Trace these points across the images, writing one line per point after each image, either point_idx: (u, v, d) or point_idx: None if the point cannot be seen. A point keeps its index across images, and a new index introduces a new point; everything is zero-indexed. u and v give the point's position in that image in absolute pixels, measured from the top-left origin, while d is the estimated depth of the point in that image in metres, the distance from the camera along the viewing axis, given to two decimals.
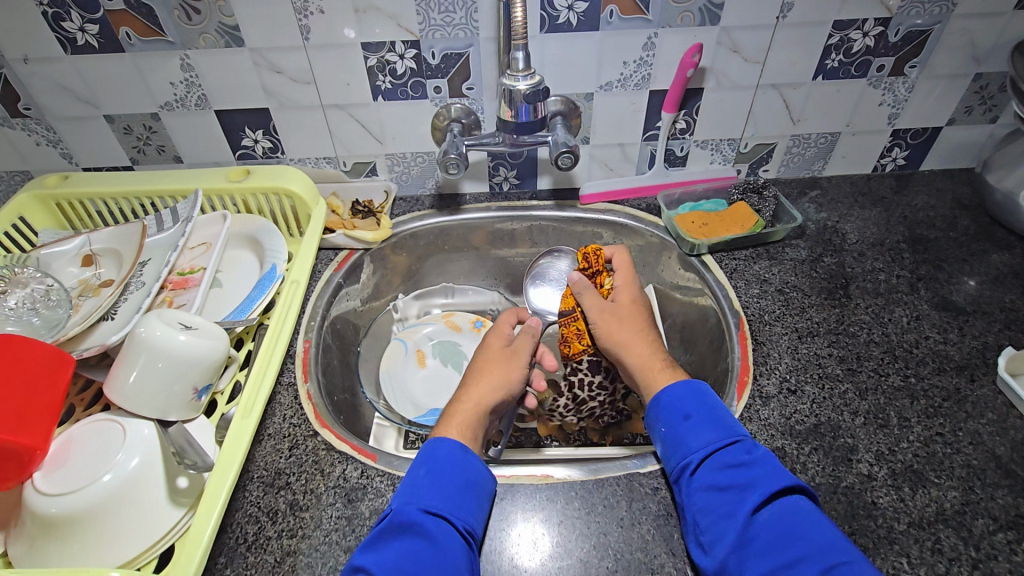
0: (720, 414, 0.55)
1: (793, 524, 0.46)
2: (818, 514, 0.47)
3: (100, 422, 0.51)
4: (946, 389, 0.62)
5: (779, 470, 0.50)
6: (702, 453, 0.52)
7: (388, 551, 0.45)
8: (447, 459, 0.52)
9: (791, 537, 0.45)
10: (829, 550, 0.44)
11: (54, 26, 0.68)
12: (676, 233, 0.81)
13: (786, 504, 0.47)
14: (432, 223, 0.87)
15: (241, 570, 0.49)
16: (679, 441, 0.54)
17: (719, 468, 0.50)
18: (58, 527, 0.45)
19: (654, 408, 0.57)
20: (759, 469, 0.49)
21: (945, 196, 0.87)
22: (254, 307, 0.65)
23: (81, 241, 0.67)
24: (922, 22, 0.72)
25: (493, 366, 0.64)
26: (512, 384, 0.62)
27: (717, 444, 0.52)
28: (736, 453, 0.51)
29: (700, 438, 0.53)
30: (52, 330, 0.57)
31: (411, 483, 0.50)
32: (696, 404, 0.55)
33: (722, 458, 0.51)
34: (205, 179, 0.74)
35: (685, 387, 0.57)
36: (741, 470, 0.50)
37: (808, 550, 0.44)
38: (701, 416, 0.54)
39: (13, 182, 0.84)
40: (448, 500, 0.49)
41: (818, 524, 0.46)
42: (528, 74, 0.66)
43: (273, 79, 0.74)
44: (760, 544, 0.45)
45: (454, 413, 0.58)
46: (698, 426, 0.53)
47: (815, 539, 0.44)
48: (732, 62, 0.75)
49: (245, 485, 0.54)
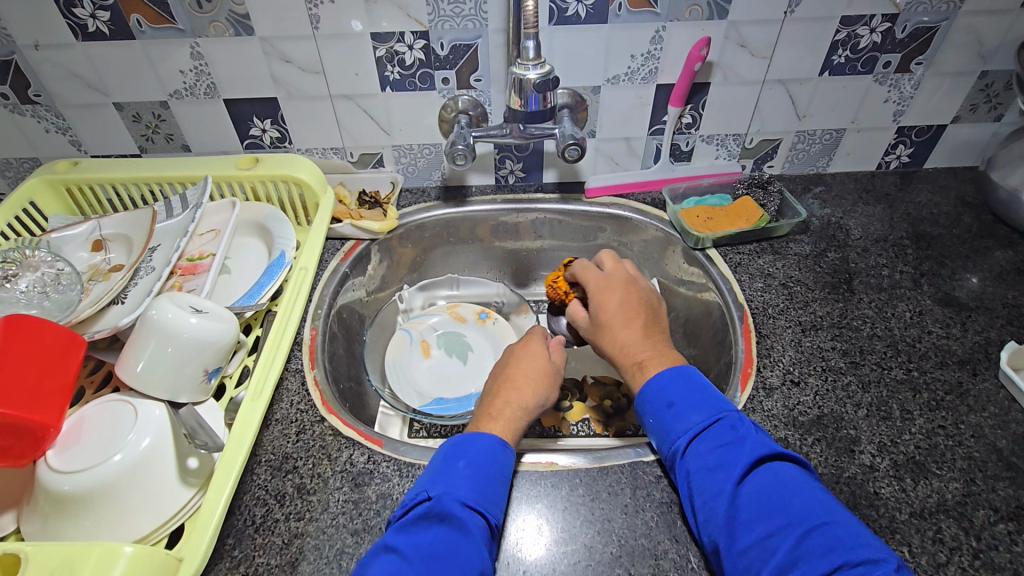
0: (705, 395, 0.55)
1: (775, 494, 0.46)
2: (801, 481, 0.47)
3: (111, 403, 0.51)
4: (949, 383, 0.63)
5: (763, 444, 0.50)
6: (687, 437, 0.52)
7: (424, 535, 0.45)
8: (486, 452, 0.51)
9: (774, 506, 0.45)
10: (809, 515, 0.44)
11: (66, 12, 0.68)
12: (681, 226, 0.82)
13: (769, 475, 0.48)
14: (438, 214, 0.87)
15: (249, 551, 0.49)
16: (666, 428, 0.54)
17: (706, 449, 0.51)
18: (72, 504, 0.45)
19: (640, 399, 0.57)
20: (743, 446, 0.50)
21: (949, 193, 0.87)
22: (263, 293, 0.65)
23: (91, 226, 0.68)
24: (928, 19, 0.73)
25: (536, 371, 0.62)
26: (535, 394, 0.60)
27: (701, 426, 0.52)
28: (721, 433, 0.51)
29: (684, 422, 0.53)
30: (64, 312, 0.57)
31: (448, 472, 0.50)
32: (680, 388, 0.55)
33: (709, 440, 0.51)
34: (215, 166, 0.74)
35: (670, 372, 0.57)
36: (726, 450, 0.50)
37: (789, 519, 0.44)
38: (685, 401, 0.54)
39: (22, 169, 0.85)
40: (483, 493, 0.49)
41: (800, 491, 0.46)
42: (538, 64, 0.66)
43: (282, 68, 0.75)
44: (746, 517, 0.46)
45: (499, 410, 0.57)
46: (682, 411, 0.54)
47: (799, 507, 0.45)
48: (739, 56, 0.76)
49: (253, 469, 0.55)
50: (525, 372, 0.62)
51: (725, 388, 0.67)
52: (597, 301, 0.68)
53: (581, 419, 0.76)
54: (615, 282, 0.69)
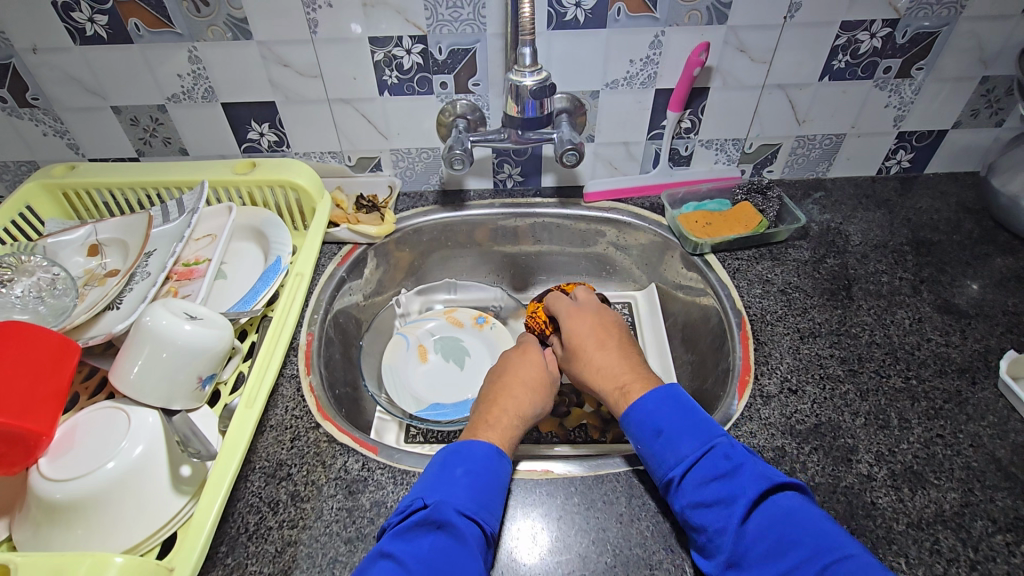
0: (694, 423, 0.54)
1: (783, 529, 0.46)
2: (803, 509, 0.47)
3: (105, 410, 0.51)
4: (947, 391, 0.62)
5: (759, 474, 0.49)
6: (681, 467, 0.51)
7: (422, 542, 0.45)
8: (484, 461, 0.51)
9: (784, 542, 0.45)
10: (821, 549, 0.44)
11: (64, 16, 0.68)
12: (679, 231, 0.81)
13: (771, 508, 0.47)
14: (435, 218, 0.87)
15: (242, 559, 0.49)
16: (658, 459, 0.53)
17: (702, 481, 0.50)
18: (64, 512, 0.45)
19: (628, 427, 0.56)
20: (740, 477, 0.49)
21: (949, 199, 0.87)
22: (258, 298, 0.65)
23: (87, 230, 0.68)
24: (929, 24, 0.72)
25: (532, 382, 0.62)
26: (528, 404, 0.60)
27: (694, 456, 0.51)
28: (716, 461, 0.50)
29: (676, 451, 0.52)
30: (58, 318, 0.57)
31: (446, 480, 0.49)
32: (667, 417, 0.54)
33: (704, 470, 0.50)
34: (212, 171, 0.74)
35: (652, 399, 0.56)
36: (723, 481, 0.49)
37: (803, 555, 0.44)
38: (673, 429, 0.53)
39: (20, 172, 0.85)
40: (480, 503, 0.49)
41: (805, 522, 0.46)
42: (535, 70, 0.66)
43: (280, 72, 0.75)
44: (757, 557, 0.45)
45: (496, 418, 0.57)
46: (672, 440, 0.53)
47: (807, 540, 0.44)
48: (738, 61, 0.75)
49: (247, 476, 0.55)
50: (522, 381, 0.62)
51: (723, 396, 0.67)
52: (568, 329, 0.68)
53: (579, 425, 0.76)
54: (584, 309, 0.70)
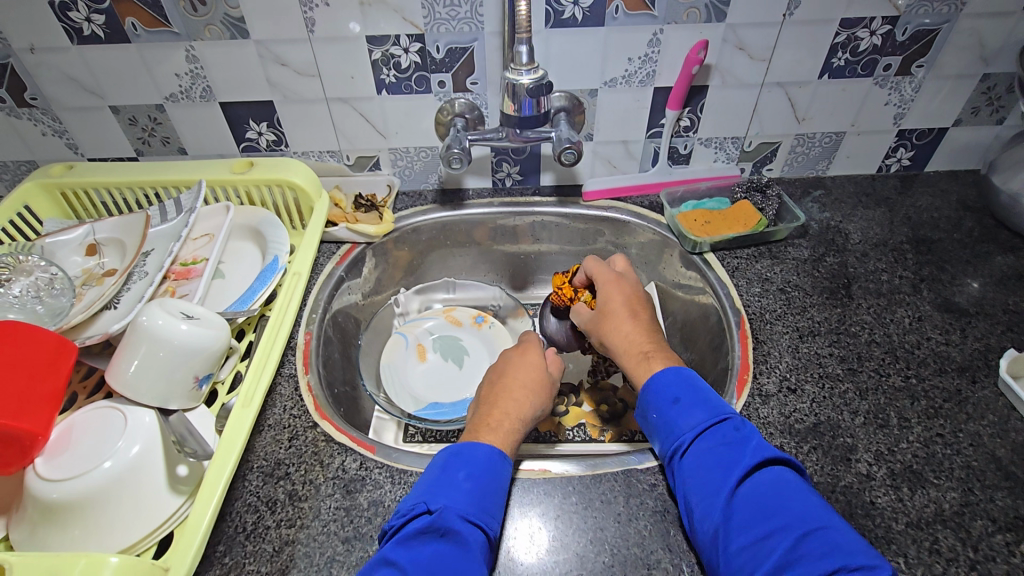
0: (710, 394, 0.55)
1: (773, 498, 0.46)
2: (798, 484, 0.47)
3: (101, 410, 0.51)
4: (947, 390, 0.62)
5: (766, 447, 0.50)
6: (691, 435, 0.52)
7: (423, 551, 0.45)
8: (487, 464, 0.51)
9: (771, 509, 0.45)
10: (806, 518, 0.44)
11: (61, 16, 0.68)
12: (678, 230, 0.81)
13: (767, 477, 0.47)
14: (434, 218, 0.87)
15: (239, 559, 0.49)
16: (669, 426, 0.54)
17: (708, 447, 0.50)
18: (59, 513, 0.45)
19: (643, 393, 0.57)
20: (746, 447, 0.50)
21: (950, 197, 0.86)
22: (256, 298, 0.65)
23: (85, 230, 0.68)
24: (929, 21, 0.72)
25: (533, 382, 0.62)
26: (529, 406, 0.59)
27: (705, 423, 0.52)
28: (724, 431, 0.51)
29: (688, 419, 0.53)
30: (56, 318, 0.57)
31: (450, 484, 0.49)
32: (685, 386, 0.55)
33: (712, 437, 0.51)
34: (209, 170, 0.74)
35: (673, 372, 0.56)
36: (727, 447, 0.50)
37: (785, 521, 0.44)
38: (690, 399, 0.54)
39: (19, 172, 0.85)
40: (483, 508, 0.49)
41: (795, 494, 0.46)
42: (531, 68, 0.66)
43: (278, 71, 0.75)
44: (741, 519, 0.46)
45: (498, 422, 0.56)
46: (687, 407, 0.53)
47: (794, 509, 0.45)
48: (737, 59, 0.75)
49: (244, 475, 0.55)
50: (523, 381, 0.61)
51: (721, 395, 0.67)
52: (603, 285, 0.68)
53: (577, 424, 0.76)
54: (623, 279, 0.68)
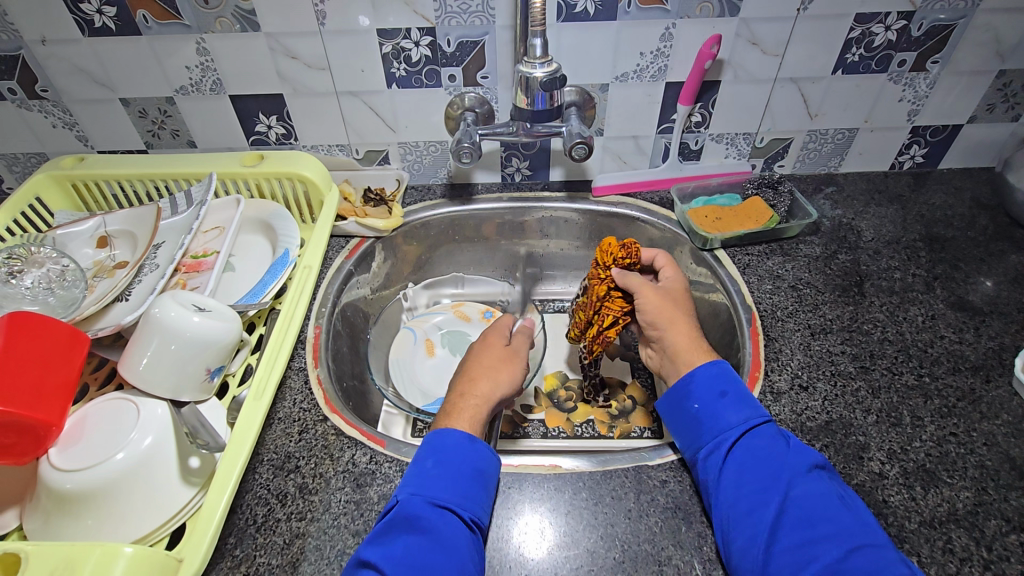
0: (754, 395, 0.56)
1: (822, 502, 0.47)
2: (844, 494, 0.49)
3: (114, 401, 0.51)
4: (961, 390, 0.62)
5: (810, 452, 0.51)
6: (738, 429, 0.53)
7: (394, 545, 0.45)
8: (454, 449, 0.52)
9: (820, 515, 0.46)
10: (855, 530, 0.45)
11: (73, 8, 0.68)
12: (689, 226, 0.80)
13: (815, 483, 0.49)
14: (443, 212, 0.86)
15: (251, 551, 0.49)
16: (713, 418, 0.55)
17: (755, 446, 0.52)
18: (74, 503, 0.45)
19: (688, 384, 0.57)
20: (790, 450, 0.51)
21: (964, 195, 0.85)
22: (267, 291, 0.65)
23: (97, 222, 0.68)
24: (945, 17, 0.71)
25: (501, 354, 0.64)
26: (489, 394, 0.59)
27: (752, 422, 0.53)
28: (771, 433, 0.53)
29: (735, 415, 0.54)
30: (68, 309, 0.57)
31: (419, 472, 0.51)
32: (732, 383, 0.56)
33: (758, 438, 0.52)
34: (220, 163, 0.74)
35: (721, 366, 0.58)
36: (775, 451, 0.51)
37: (835, 530, 0.45)
38: (737, 394, 0.55)
39: (29, 164, 0.85)
40: (457, 491, 0.50)
41: (847, 504, 0.47)
42: (545, 61, 0.65)
43: (289, 65, 0.74)
44: (791, 519, 0.47)
45: (462, 405, 0.58)
46: (733, 404, 0.55)
47: (843, 519, 0.46)
48: (750, 54, 0.74)
49: (255, 468, 0.55)
50: (489, 360, 0.63)
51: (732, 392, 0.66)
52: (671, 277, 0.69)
53: (586, 420, 0.76)
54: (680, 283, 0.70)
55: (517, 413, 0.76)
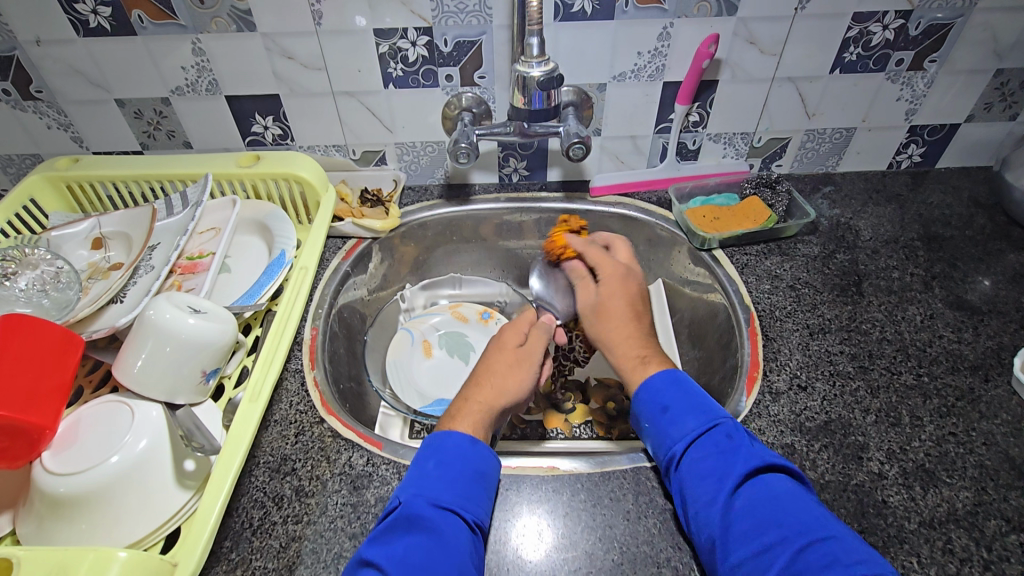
0: (700, 400, 0.54)
1: (768, 508, 0.45)
2: (796, 493, 0.46)
3: (109, 404, 0.51)
4: (960, 389, 0.62)
5: (756, 455, 0.49)
6: (683, 443, 0.51)
7: (395, 545, 0.45)
8: (456, 452, 0.52)
9: (769, 519, 0.45)
10: (806, 530, 0.43)
11: (67, 8, 0.67)
12: (687, 226, 0.80)
13: (762, 486, 0.47)
14: (441, 213, 0.86)
15: (246, 555, 0.49)
16: (662, 435, 0.54)
17: (699, 456, 0.50)
18: (68, 507, 0.45)
19: (635, 403, 0.57)
20: (736, 454, 0.49)
21: (961, 194, 0.85)
22: (263, 292, 0.65)
23: (91, 223, 0.67)
24: (942, 16, 0.71)
25: (512, 359, 0.62)
26: (493, 399, 0.58)
27: (696, 433, 0.52)
28: (715, 440, 0.51)
29: (680, 427, 0.53)
30: (62, 311, 0.57)
31: (420, 474, 0.50)
32: (676, 393, 0.55)
33: (703, 447, 0.50)
34: (216, 164, 0.74)
35: (663, 376, 0.57)
36: (720, 458, 0.49)
37: (783, 534, 0.43)
38: (679, 407, 0.54)
39: (24, 165, 0.85)
40: (458, 492, 0.49)
41: (795, 503, 0.45)
42: (542, 61, 0.65)
43: (285, 65, 0.74)
44: (739, 529, 0.45)
45: (464, 411, 0.57)
46: (676, 417, 0.53)
47: (794, 520, 0.44)
48: (748, 54, 0.74)
49: (251, 470, 0.54)
50: (497, 365, 0.62)
51: (730, 393, 0.66)
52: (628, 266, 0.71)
53: (585, 421, 0.76)
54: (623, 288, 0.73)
55: (515, 414, 0.76)
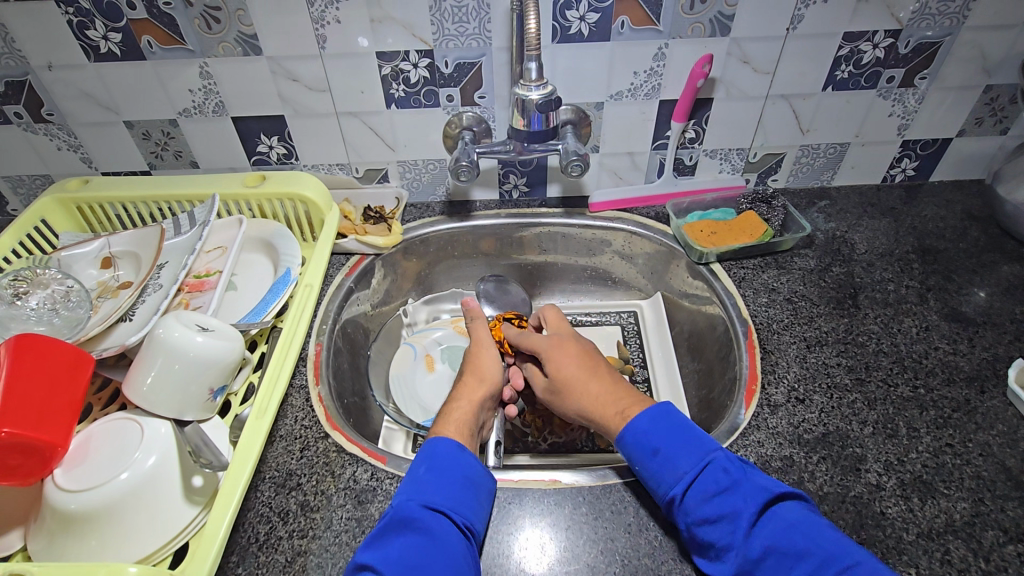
0: (690, 436, 0.53)
1: (787, 542, 0.46)
2: (808, 521, 0.47)
3: (119, 421, 0.52)
4: (956, 400, 0.62)
5: (761, 489, 0.49)
6: (682, 486, 0.50)
7: (391, 546, 0.46)
8: (446, 456, 0.53)
9: (792, 555, 0.45)
10: (828, 560, 0.44)
11: (79, 34, 0.69)
12: (685, 240, 0.82)
13: (777, 521, 0.47)
14: (442, 229, 0.88)
15: (253, 570, 0.49)
16: (657, 478, 0.52)
17: (702, 500, 0.49)
18: (79, 523, 0.46)
19: (623, 445, 0.55)
20: (741, 490, 0.49)
21: (955, 207, 0.87)
22: (268, 309, 0.66)
23: (101, 243, 0.69)
24: (932, 34, 0.73)
25: (471, 355, 0.67)
26: (466, 414, 0.60)
27: (693, 473, 0.50)
28: (715, 477, 0.50)
29: (674, 469, 0.51)
30: (73, 330, 0.58)
31: (413, 479, 0.52)
32: (662, 434, 0.54)
33: (705, 487, 0.49)
34: (222, 184, 0.76)
35: (648, 415, 0.55)
36: (725, 496, 0.48)
37: (808, 569, 0.44)
38: (670, 448, 0.53)
39: (34, 186, 0.87)
40: (450, 495, 0.50)
41: (811, 532, 0.46)
42: (541, 84, 0.67)
43: (290, 87, 0.76)
44: (771, 565, 0.45)
45: (449, 414, 0.60)
46: (669, 459, 0.52)
47: (815, 551, 0.45)
48: (742, 72, 0.76)
49: (256, 485, 0.55)
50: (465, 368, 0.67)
51: (730, 405, 0.67)
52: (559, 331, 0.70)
53: (586, 434, 0.76)
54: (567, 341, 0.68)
55: (516, 426, 0.77)
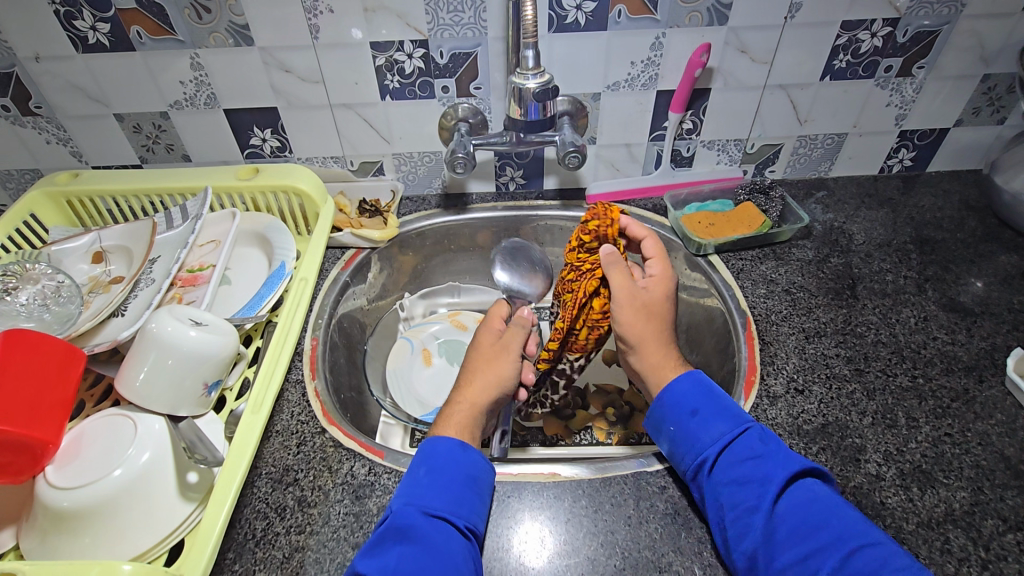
0: (723, 403, 0.55)
1: (808, 516, 0.46)
2: (829, 498, 0.48)
3: (111, 417, 0.51)
4: (955, 390, 0.62)
5: (794, 459, 0.50)
6: (716, 447, 0.52)
7: (388, 555, 0.45)
8: (447, 456, 0.53)
9: (813, 524, 0.46)
10: (849, 536, 0.44)
11: (66, 25, 0.68)
12: (682, 232, 0.81)
13: (804, 493, 0.48)
14: (439, 222, 0.87)
15: (250, 566, 0.49)
16: (689, 440, 0.53)
17: (734, 462, 0.50)
18: (71, 521, 0.45)
19: (660, 406, 0.56)
20: (774, 457, 0.50)
21: (952, 197, 0.87)
22: (264, 304, 0.66)
23: (92, 238, 0.68)
24: (930, 23, 0.72)
25: (490, 352, 0.64)
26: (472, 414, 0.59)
27: (730, 435, 0.52)
28: (750, 443, 0.51)
29: (710, 431, 0.53)
30: (64, 325, 0.57)
31: (412, 483, 0.51)
32: (701, 398, 0.55)
33: (739, 450, 0.51)
34: (215, 177, 0.75)
35: (686, 380, 0.57)
36: (758, 462, 0.50)
37: (827, 543, 0.44)
38: (708, 410, 0.54)
39: (23, 180, 0.85)
40: (450, 499, 0.50)
41: (832, 510, 0.46)
42: (538, 73, 0.66)
43: (282, 78, 0.75)
44: (785, 534, 0.46)
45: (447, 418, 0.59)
46: (707, 420, 0.54)
47: (835, 527, 0.45)
48: (739, 62, 0.75)
49: (253, 482, 0.55)
50: (477, 364, 0.63)
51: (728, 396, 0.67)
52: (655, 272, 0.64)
53: (584, 427, 0.76)
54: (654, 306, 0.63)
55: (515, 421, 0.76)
